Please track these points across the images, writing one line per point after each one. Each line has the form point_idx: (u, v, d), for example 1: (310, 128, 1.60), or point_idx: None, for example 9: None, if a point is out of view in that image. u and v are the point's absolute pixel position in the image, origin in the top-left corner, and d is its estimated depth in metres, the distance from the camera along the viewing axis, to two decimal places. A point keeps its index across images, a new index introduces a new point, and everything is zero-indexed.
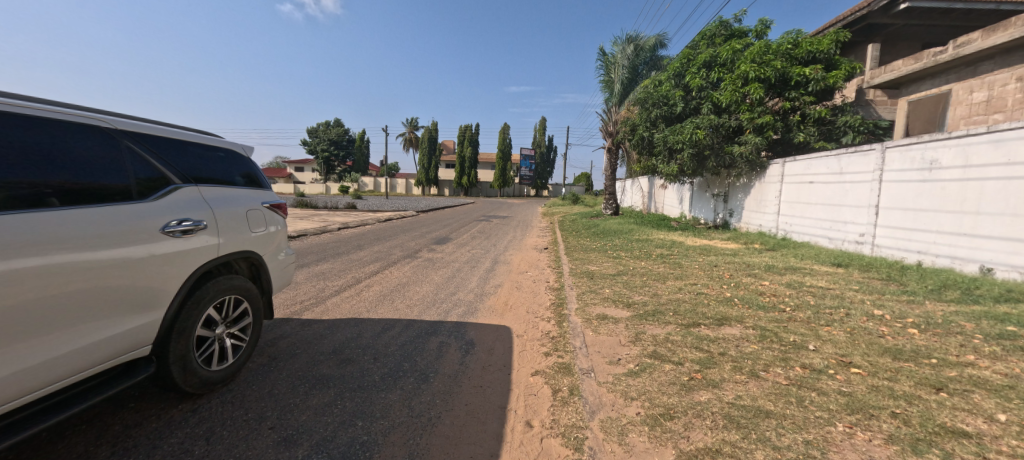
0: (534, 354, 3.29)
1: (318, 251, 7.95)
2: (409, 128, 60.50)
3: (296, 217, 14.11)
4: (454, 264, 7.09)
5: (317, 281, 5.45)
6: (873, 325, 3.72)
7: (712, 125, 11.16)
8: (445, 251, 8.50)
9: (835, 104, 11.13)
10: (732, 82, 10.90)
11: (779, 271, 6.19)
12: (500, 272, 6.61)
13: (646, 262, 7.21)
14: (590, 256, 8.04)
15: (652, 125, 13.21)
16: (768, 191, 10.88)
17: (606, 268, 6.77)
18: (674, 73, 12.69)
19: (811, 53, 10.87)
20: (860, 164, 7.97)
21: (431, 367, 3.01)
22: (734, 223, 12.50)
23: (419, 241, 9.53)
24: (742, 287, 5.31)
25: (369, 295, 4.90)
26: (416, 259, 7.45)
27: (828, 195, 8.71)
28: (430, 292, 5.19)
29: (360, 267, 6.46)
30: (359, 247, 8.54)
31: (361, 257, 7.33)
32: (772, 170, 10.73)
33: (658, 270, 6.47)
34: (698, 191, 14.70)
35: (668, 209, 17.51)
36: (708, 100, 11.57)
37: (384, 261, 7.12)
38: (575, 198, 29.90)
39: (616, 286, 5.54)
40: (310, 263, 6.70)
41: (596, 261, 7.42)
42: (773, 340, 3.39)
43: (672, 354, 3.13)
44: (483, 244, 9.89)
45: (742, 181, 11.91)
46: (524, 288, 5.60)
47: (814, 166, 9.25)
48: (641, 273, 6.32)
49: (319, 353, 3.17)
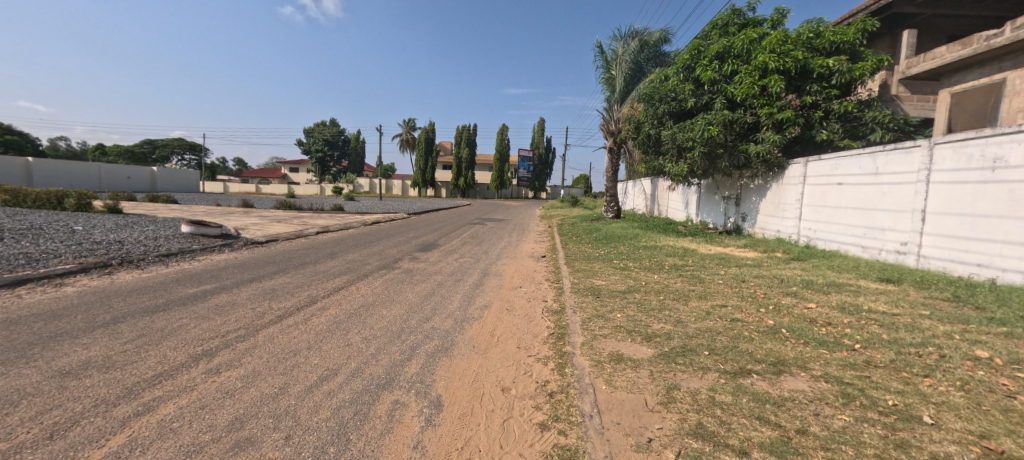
0: (525, 427, 2.28)
1: (281, 260, 6.90)
2: (406, 128, 59.41)
3: (273, 220, 13.02)
4: (436, 278, 6.06)
5: (262, 301, 4.43)
6: (988, 377, 2.71)
7: (726, 121, 10.20)
8: (429, 260, 7.45)
9: (860, 98, 10.15)
10: (749, 73, 9.93)
11: (821, 289, 5.18)
12: (489, 288, 5.57)
13: (660, 275, 6.18)
14: (594, 267, 7.00)
15: (659, 122, 12.21)
16: (787, 193, 9.91)
17: (614, 284, 5.74)
18: (684, 66, 11.67)
19: (835, 43, 9.89)
20: (902, 163, 6.99)
21: (367, 455, 1.99)
22: (748, 229, 11.52)
23: (401, 249, 8.48)
24: (785, 312, 4.30)
25: (320, 321, 3.87)
26: (393, 270, 6.41)
27: (862, 198, 7.72)
28: (397, 317, 4.15)
29: (323, 282, 5.43)
30: (331, 255, 7.48)
31: (328, 269, 6.29)
32: (792, 170, 9.76)
33: (675, 286, 5.45)
34: (707, 193, 13.73)
35: (672, 212, 16.57)
36: (721, 94, 10.62)
37: (354, 273, 6.08)
38: (574, 199, 28.83)
39: (629, 308, 4.51)
40: (267, 275, 5.69)
41: (602, 274, 6.39)
42: (865, 404, 2.39)
43: (729, 432, 2.11)
44: (474, 251, 8.84)
45: (758, 182, 10.93)
46: (515, 310, 4.58)
47: (843, 167, 8.27)
48: (656, 291, 5.29)
49: (205, 430, 2.14)
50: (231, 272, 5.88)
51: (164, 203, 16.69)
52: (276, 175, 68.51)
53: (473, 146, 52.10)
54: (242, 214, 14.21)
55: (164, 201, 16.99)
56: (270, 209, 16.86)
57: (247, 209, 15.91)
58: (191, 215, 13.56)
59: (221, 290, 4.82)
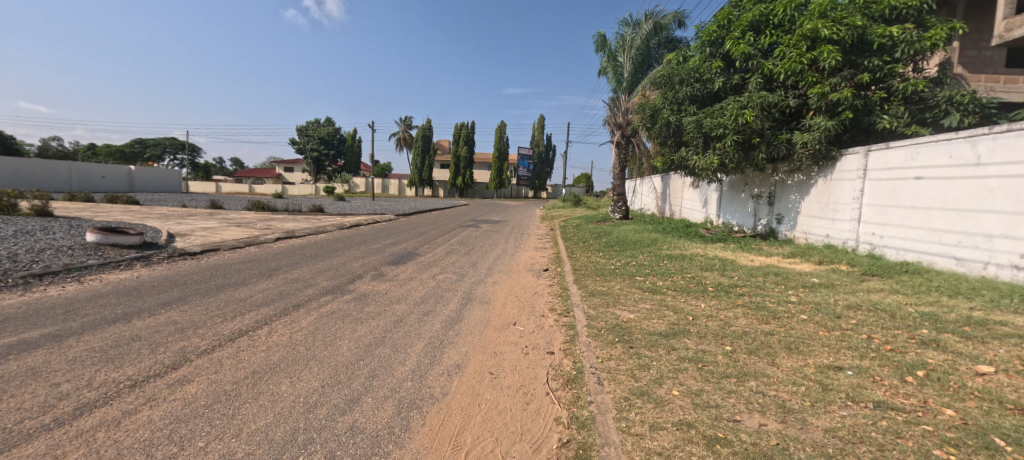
0: None
1: (195, 281, 5.16)
2: (403, 126, 57.63)
3: (232, 223, 11.25)
4: (396, 309, 4.30)
5: (83, 370, 2.69)
6: None
7: (764, 103, 8.44)
8: (397, 278, 5.72)
9: (926, 75, 8.39)
10: (794, 45, 8.15)
11: (965, 332, 3.43)
12: (466, 328, 3.82)
13: (709, 305, 4.42)
14: (614, 289, 5.25)
15: (680, 109, 10.46)
16: (840, 190, 8.19)
17: (649, 320, 3.99)
18: (709, 40, 9.87)
19: (898, 8, 8.13)
20: (1021, 148, 5.28)
21: None
22: (785, 232, 9.81)
23: (366, 262, 6.74)
24: (955, 387, 2.56)
25: (142, 425, 2.13)
26: (341, 297, 4.67)
27: (956, 197, 6.01)
28: (299, 402, 2.41)
29: (221, 321, 3.69)
30: (269, 272, 5.72)
31: (249, 295, 4.54)
32: (846, 163, 8.03)
33: (740, 327, 3.71)
34: (731, 192, 12.05)
35: (688, 212, 14.88)
36: (756, 73, 8.87)
37: (281, 302, 4.33)
38: (576, 198, 26.87)
39: (688, 375, 2.76)
40: (151, 308, 3.98)
41: (626, 302, 4.63)
42: None
43: None
44: (459, 264, 7.12)
45: (800, 178, 9.23)
46: (502, 378, 2.84)
47: (922, 156, 6.55)
48: (715, 335, 3.54)
49: None
50: (103, 302, 4.15)
51: (122, 204, 14.97)
52: (268, 174, 66.60)
53: (471, 144, 50.29)
54: (201, 217, 12.45)
55: (122, 203, 15.23)
56: (239, 211, 15.08)
57: (211, 211, 14.12)
58: (140, 218, 11.80)
59: (44, 343, 3.09)
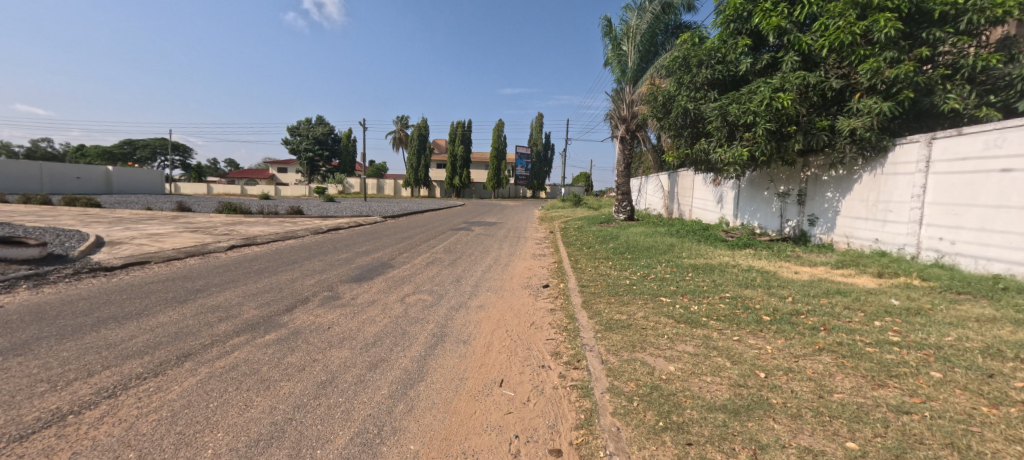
0: None
1: (76, 310, 3.85)
2: (399, 124, 56.34)
3: (189, 228, 9.93)
4: (331, 359, 2.98)
5: None
6: None
7: (804, 84, 7.14)
8: (353, 303, 4.40)
9: (996, 48, 7.05)
10: (841, 14, 6.82)
11: None
12: (425, 397, 2.49)
13: (778, 347, 3.12)
14: (638, 318, 3.95)
15: (697, 95, 9.19)
16: (893, 186, 6.89)
17: (702, 378, 2.68)
18: (732, 15, 8.50)
19: None
20: None
21: None
22: (819, 235, 8.52)
23: (323, 279, 5.43)
24: None
25: None
26: (262, 336, 3.35)
27: None
28: None
29: (43, 392, 2.37)
30: (187, 296, 4.40)
31: (130, 337, 3.23)
32: (902, 153, 6.75)
33: (847, 395, 2.40)
34: (752, 189, 10.77)
35: (701, 212, 13.59)
36: (791, 51, 7.57)
37: (169, 349, 3.03)
38: (576, 199, 25.45)
39: None
40: None
41: (658, 342, 3.31)
42: None
43: None
44: (441, 278, 5.81)
45: (841, 173, 7.92)
46: None
47: (1011, 143, 5.26)
48: (817, 413, 2.22)
49: None
50: None
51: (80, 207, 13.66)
52: (261, 175, 65.44)
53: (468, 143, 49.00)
54: (159, 221, 11.12)
55: (82, 206, 13.88)
56: (209, 213, 13.73)
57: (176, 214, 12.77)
58: (87, 222, 10.42)
59: None
